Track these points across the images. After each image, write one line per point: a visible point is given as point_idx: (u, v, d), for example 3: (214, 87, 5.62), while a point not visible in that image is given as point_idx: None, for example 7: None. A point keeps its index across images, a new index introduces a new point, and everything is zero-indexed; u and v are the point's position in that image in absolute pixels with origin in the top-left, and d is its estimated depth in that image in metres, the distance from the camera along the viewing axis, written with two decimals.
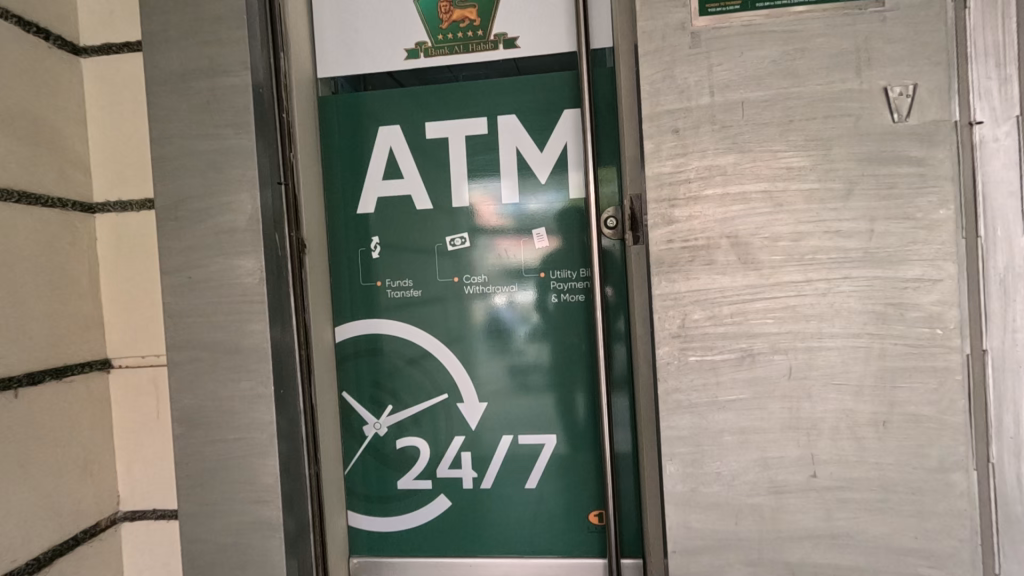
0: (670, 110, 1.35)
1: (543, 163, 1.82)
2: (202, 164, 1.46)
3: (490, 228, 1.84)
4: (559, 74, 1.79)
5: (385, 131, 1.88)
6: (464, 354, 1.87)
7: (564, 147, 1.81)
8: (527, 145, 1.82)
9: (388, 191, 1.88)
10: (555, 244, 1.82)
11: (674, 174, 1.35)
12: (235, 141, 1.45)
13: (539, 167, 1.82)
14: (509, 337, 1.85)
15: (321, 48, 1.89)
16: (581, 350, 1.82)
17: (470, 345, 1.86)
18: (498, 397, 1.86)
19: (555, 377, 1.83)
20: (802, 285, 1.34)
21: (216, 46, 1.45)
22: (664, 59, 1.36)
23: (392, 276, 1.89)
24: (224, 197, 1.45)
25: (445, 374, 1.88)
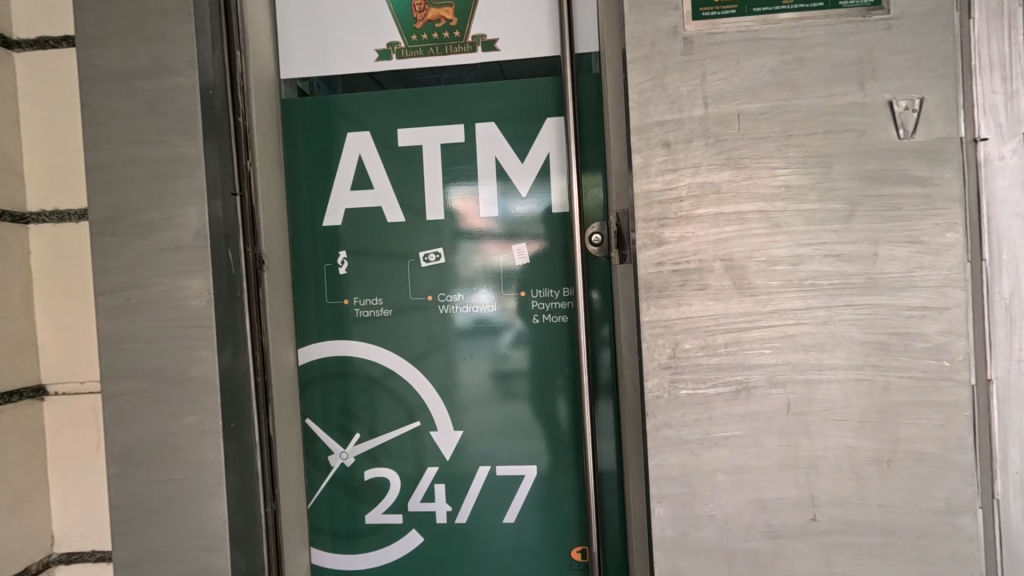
0: (660, 121, 1.24)
1: (524, 174, 1.70)
2: (143, 173, 1.31)
3: (466, 243, 1.72)
4: (542, 79, 1.67)
5: (354, 138, 1.74)
6: (438, 378, 1.74)
7: (547, 157, 1.69)
8: (506, 155, 1.70)
9: (357, 202, 1.75)
10: (536, 261, 1.70)
11: (664, 192, 1.24)
12: (181, 148, 1.30)
13: (520, 178, 1.70)
14: (486, 360, 1.72)
15: (285, 47, 1.75)
16: (564, 374, 1.70)
17: (444, 368, 1.74)
18: (475, 424, 1.73)
19: (536, 403, 1.71)
20: (801, 313, 1.24)
21: (159, 42, 1.30)
22: (654, 66, 1.25)
23: (362, 293, 1.76)
24: (169, 210, 1.30)
25: (418, 400, 1.74)
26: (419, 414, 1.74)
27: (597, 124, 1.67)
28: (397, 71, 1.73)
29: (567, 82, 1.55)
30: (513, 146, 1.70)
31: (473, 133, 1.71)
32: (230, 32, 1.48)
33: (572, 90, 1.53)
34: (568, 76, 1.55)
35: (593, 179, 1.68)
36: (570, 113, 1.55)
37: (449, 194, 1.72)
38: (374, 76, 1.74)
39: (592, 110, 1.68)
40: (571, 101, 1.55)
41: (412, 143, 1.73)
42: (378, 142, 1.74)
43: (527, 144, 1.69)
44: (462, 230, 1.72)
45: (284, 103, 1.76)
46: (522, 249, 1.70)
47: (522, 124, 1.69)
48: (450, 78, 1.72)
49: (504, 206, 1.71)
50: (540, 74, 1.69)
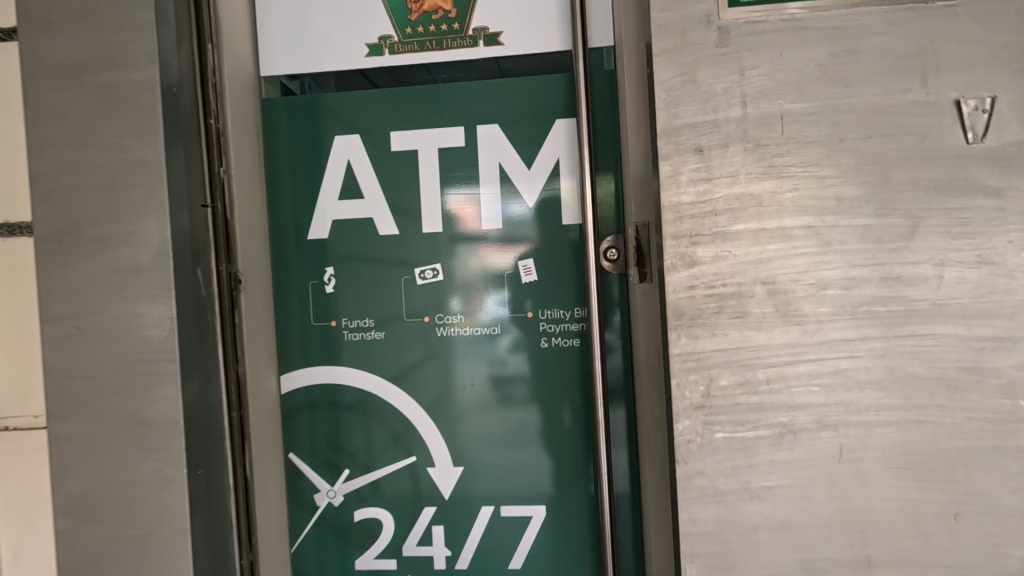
0: (692, 124, 1.08)
1: (531, 181, 1.53)
2: (97, 184, 1.14)
3: (467, 258, 1.55)
4: (550, 77, 1.51)
5: (342, 142, 1.57)
6: (436, 408, 1.57)
7: (557, 163, 1.52)
8: (511, 161, 1.53)
9: (346, 213, 1.57)
10: (544, 278, 1.53)
11: (696, 205, 1.08)
12: (139, 154, 1.13)
13: (526, 186, 1.53)
14: (489, 387, 1.55)
15: (267, 42, 1.58)
16: (575, 403, 1.53)
17: (443, 397, 1.56)
18: (477, 458, 1.56)
19: (545, 435, 1.54)
20: (855, 345, 1.07)
21: (114, 33, 1.13)
22: (684, 60, 1.08)
23: (351, 314, 1.58)
24: (125, 226, 1.14)
25: (414, 432, 1.57)
26: (417, 448, 1.57)
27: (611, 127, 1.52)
28: (390, 68, 1.56)
29: (579, 80, 1.39)
30: (519, 150, 1.53)
31: (474, 136, 1.54)
32: (201, 23, 1.32)
33: (585, 89, 1.37)
34: (580, 73, 1.39)
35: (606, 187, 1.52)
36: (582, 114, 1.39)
37: (447, 204, 1.55)
38: (364, 74, 1.57)
39: (606, 111, 1.52)
40: (584, 101, 1.39)
41: (407, 147, 1.56)
42: (369, 146, 1.57)
43: (534, 148, 1.53)
44: (462, 243, 1.55)
45: (263, 103, 1.59)
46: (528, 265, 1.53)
47: (529, 126, 1.52)
48: (448, 75, 1.55)
49: (509, 218, 1.54)
50: (548, 70, 1.52)
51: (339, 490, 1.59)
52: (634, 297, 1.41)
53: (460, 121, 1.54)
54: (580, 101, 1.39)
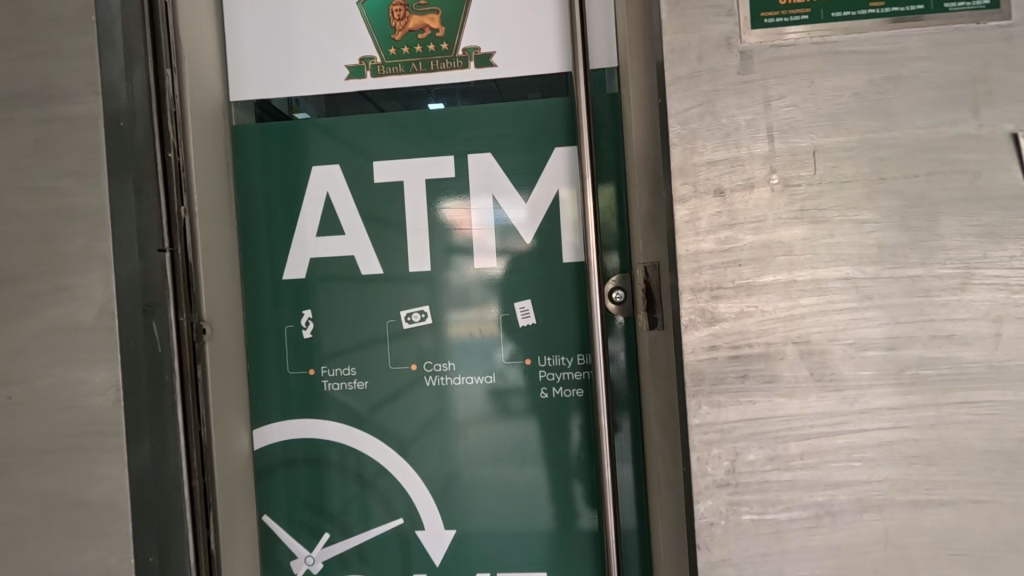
0: (712, 162, 0.95)
1: (528, 215, 1.39)
2: (40, 249, 1.09)
3: (458, 300, 1.41)
4: (548, 101, 1.38)
5: (320, 173, 1.43)
6: (428, 464, 1.42)
7: (557, 195, 1.38)
8: (505, 193, 1.39)
9: (325, 250, 1.43)
10: (545, 321, 1.38)
11: (718, 254, 0.95)
12: (84, 219, 1.09)
13: (522, 221, 1.39)
14: (485, 440, 1.40)
15: (238, 64, 1.44)
16: (580, 459, 1.38)
17: (436, 452, 1.42)
18: (472, 519, 1.41)
19: (547, 495, 1.39)
20: (902, 413, 0.93)
21: (58, 97, 1.10)
22: (702, 88, 0.95)
23: (332, 362, 1.43)
24: (68, 293, 1.09)
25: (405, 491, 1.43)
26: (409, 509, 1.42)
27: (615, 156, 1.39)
28: (372, 91, 1.42)
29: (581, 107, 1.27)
30: (515, 181, 1.39)
31: (465, 166, 1.40)
32: (156, 42, 1.17)
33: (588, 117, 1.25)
34: (581, 100, 1.27)
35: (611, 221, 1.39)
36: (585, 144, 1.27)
37: (435, 241, 1.41)
38: (344, 97, 1.43)
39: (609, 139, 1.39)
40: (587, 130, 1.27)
41: (392, 179, 1.42)
42: (351, 177, 1.43)
43: (531, 179, 1.39)
44: (454, 283, 1.41)
45: (234, 130, 1.45)
46: (526, 307, 1.39)
47: (526, 155, 1.39)
48: (438, 97, 1.41)
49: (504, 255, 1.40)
50: (544, 93, 1.38)
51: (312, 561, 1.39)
52: (642, 346, 1.28)
53: (449, 149, 1.40)
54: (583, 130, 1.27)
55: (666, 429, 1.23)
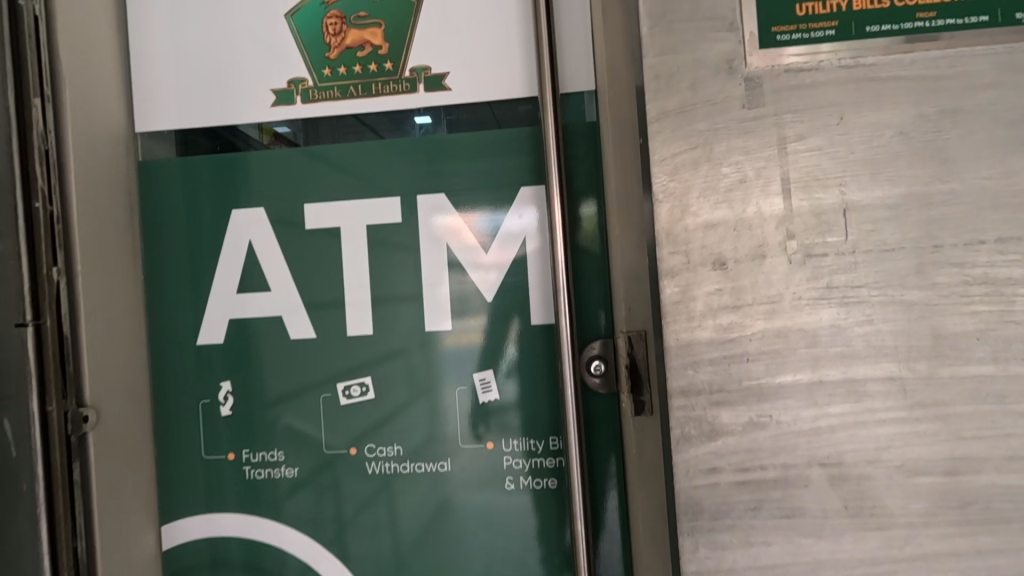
0: (710, 224, 0.72)
1: (487, 268, 1.15)
2: None
3: (407, 371, 1.17)
4: (512, 132, 1.15)
5: (243, 218, 1.21)
6: (418, 511, 1.17)
7: (523, 243, 1.14)
8: (460, 241, 1.16)
9: (248, 310, 1.20)
10: (511, 395, 1.15)
11: (719, 345, 0.72)
12: None
13: (481, 275, 1.15)
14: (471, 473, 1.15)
15: (142, 89, 1.21)
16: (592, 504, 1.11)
17: (429, 499, 1.16)
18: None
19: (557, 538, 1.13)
20: (968, 562, 0.69)
21: None
22: (696, 127, 0.72)
23: (256, 445, 1.20)
24: None
25: (394, 535, 1.17)
26: (401, 562, 1.17)
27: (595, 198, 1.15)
28: (303, 120, 1.20)
29: (549, 141, 1.03)
30: (473, 228, 1.16)
31: (413, 210, 1.17)
32: (19, 81, 1.04)
33: (558, 155, 1.02)
34: (550, 132, 1.03)
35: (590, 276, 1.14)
36: (556, 187, 1.03)
37: (378, 299, 1.18)
38: (270, 127, 1.20)
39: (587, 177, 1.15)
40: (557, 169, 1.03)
41: (328, 224, 1.19)
42: (278, 223, 1.20)
43: (492, 226, 1.15)
44: (427, 321, 1.17)
45: (145, 164, 1.22)
46: (486, 378, 1.15)
47: (486, 195, 1.15)
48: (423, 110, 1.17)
49: (461, 316, 1.16)
50: (507, 121, 1.15)
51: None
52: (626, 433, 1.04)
53: (394, 190, 1.17)
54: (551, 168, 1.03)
55: (655, 539, 1.00)
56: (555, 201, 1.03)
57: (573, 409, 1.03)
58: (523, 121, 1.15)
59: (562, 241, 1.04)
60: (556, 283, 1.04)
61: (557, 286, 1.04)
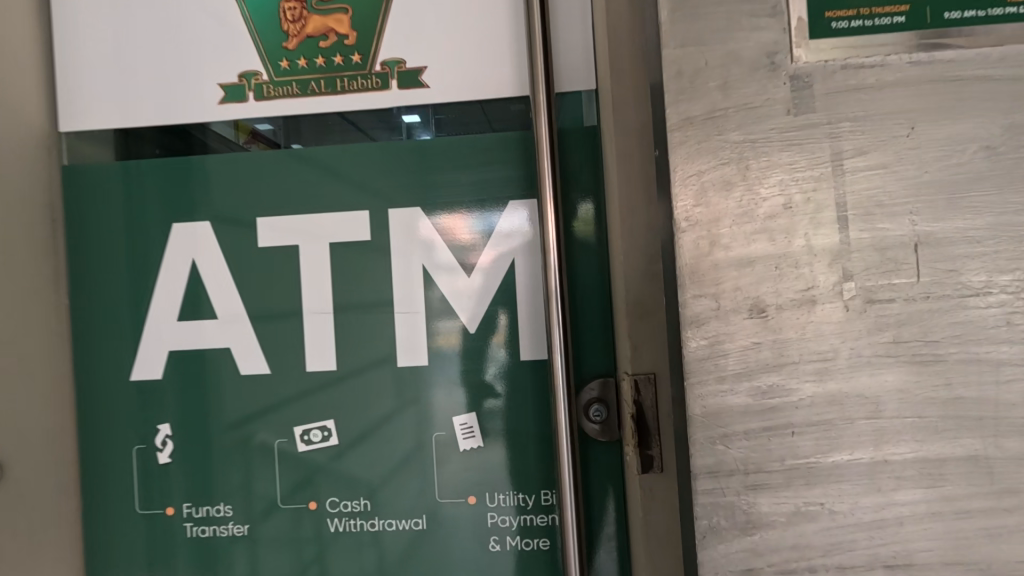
0: (745, 261, 0.57)
1: (469, 293, 1.00)
2: None
3: (375, 413, 1.01)
4: (500, 137, 0.99)
5: (184, 234, 1.04)
6: (401, 521, 1.01)
7: (511, 266, 0.99)
8: (437, 262, 1.00)
9: (190, 340, 1.03)
10: (496, 441, 0.99)
11: (756, 414, 0.58)
12: None
13: (462, 300, 1.00)
14: (459, 474, 1.00)
15: (64, 83, 1.05)
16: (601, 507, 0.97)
17: (415, 505, 1.00)
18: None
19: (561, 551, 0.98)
20: None
21: None
22: (727, 138, 0.57)
23: (200, 498, 1.03)
24: None
25: (379, 555, 1.01)
26: None
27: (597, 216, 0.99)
28: (257, 120, 1.03)
29: (541, 151, 0.88)
30: (452, 247, 1.00)
31: (384, 226, 1.01)
32: None
33: (552, 168, 0.87)
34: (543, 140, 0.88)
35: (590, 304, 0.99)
36: (549, 205, 0.88)
37: (343, 329, 1.02)
38: (219, 128, 1.04)
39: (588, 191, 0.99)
40: (551, 184, 0.88)
41: (284, 241, 1.02)
42: (226, 239, 1.03)
43: (476, 245, 1.00)
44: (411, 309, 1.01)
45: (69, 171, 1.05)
46: (467, 422, 1.00)
47: (467, 210, 1.00)
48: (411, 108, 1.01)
49: (438, 349, 1.00)
50: (494, 124, 0.99)
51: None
52: (631, 489, 0.88)
53: (362, 204, 1.01)
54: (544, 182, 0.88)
55: None
56: (547, 221, 0.88)
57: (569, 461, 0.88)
58: (512, 124, 0.99)
59: (557, 268, 0.89)
60: (549, 316, 0.89)
61: (550, 321, 0.89)
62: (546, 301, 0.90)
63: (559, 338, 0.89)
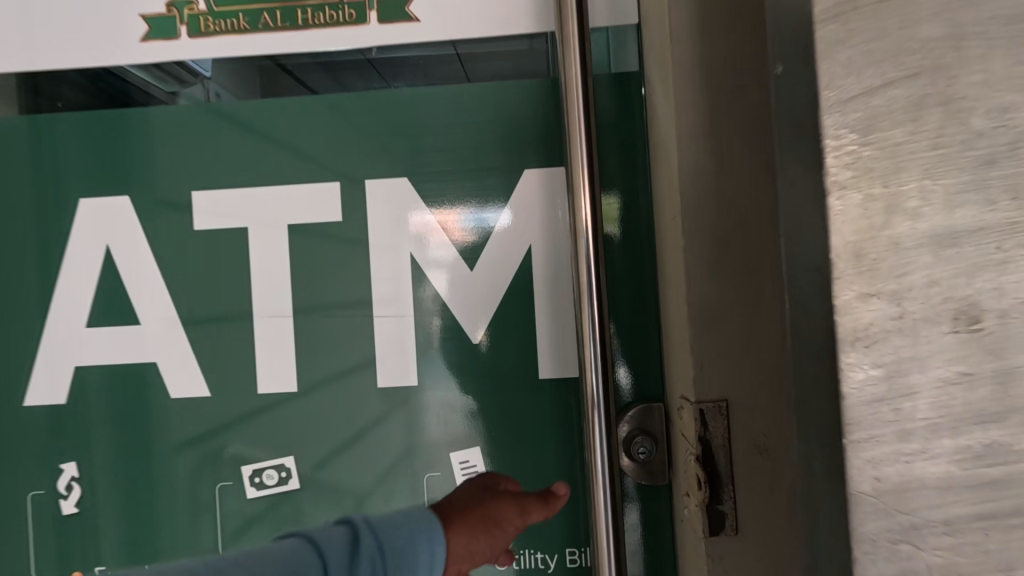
0: (949, 237, 0.34)
1: (468, 293, 0.76)
2: None
3: (346, 440, 0.78)
4: (512, 89, 0.76)
5: (93, 214, 0.80)
6: None
7: (527, 254, 0.76)
8: (429, 250, 0.77)
9: (103, 353, 0.80)
10: None
11: (969, 499, 0.34)
12: None
13: (463, 301, 0.76)
14: None
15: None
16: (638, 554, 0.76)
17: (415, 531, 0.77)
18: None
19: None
20: None
21: None
22: (921, 32, 0.34)
23: (119, 561, 0.80)
24: None
25: None
26: None
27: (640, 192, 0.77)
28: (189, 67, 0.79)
29: (571, 100, 0.65)
30: (449, 232, 0.77)
31: (362, 205, 0.78)
32: None
33: (587, 123, 0.64)
34: (573, 86, 0.65)
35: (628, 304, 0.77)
36: (583, 172, 0.65)
37: (304, 338, 0.78)
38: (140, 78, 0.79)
39: (628, 160, 0.77)
40: (586, 145, 0.66)
41: (230, 223, 0.79)
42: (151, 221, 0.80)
43: (481, 231, 0.76)
44: (393, 313, 0.77)
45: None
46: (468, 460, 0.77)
47: (465, 184, 0.77)
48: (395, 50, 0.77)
49: (429, 365, 0.77)
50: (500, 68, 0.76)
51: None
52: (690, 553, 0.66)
53: (334, 175, 0.78)
54: (575, 143, 0.65)
55: None
56: (579, 195, 0.66)
57: (608, 516, 0.65)
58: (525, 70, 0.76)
59: (594, 258, 0.66)
60: (580, 323, 0.66)
61: (581, 329, 0.66)
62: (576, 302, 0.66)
63: (597, 352, 0.65)
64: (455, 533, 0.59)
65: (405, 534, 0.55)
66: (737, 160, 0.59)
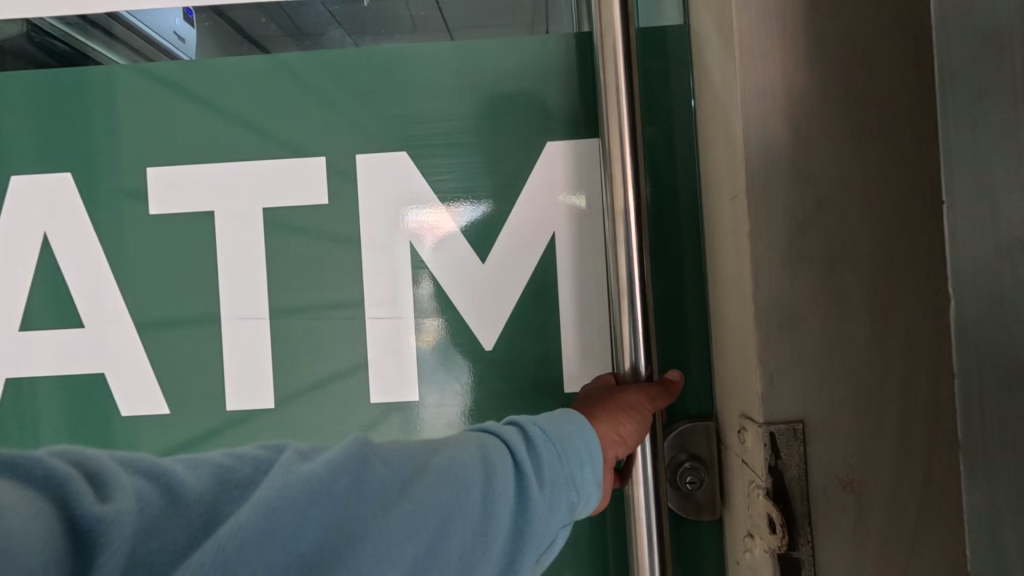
0: None
1: (478, 289, 0.64)
2: None
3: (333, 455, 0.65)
4: (529, 45, 0.64)
5: (30, 194, 0.68)
6: None
7: (549, 241, 0.63)
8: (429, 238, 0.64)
9: (43, 363, 0.67)
10: None
11: None
12: None
13: (471, 299, 0.64)
14: None
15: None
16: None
17: None
18: None
19: None
20: None
21: None
22: None
23: None
24: None
25: None
26: None
27: (684, 169, 0.65)
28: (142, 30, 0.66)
29: (607, 52, 0.53)
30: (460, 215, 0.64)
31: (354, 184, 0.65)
32: None
33: (629, 78, 0.53)
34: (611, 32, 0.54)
35: (669, 303, 0.65)
36: (623, 140, 0.53)
37: (280, 345, 0.65)
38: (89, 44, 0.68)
39: (670, 132, 0.65)
40: (626, 107, 0.54)
41: (197, 207, 0.66)
42: (96, 202, 0.67)
43: (492, 216, 0.64)
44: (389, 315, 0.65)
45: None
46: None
47: (475, 159, 0.64)
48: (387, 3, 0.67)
49: (433, 376, 0.64)
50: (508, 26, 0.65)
51: (264, 525, 0.32)
52: None
53: (319, 149, 0.65)
54: (612, 103, 0.54)
55: None
56: (617, 168, 0.54)
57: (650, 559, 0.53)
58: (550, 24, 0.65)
59: (637, 245, 0.53)
60: (619, 328, 0.54)
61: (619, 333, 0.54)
62: (612, 300, 0.54)
63: (642, 362, 0.53)
64: (600, 427, 0.47)
65: (568, 419, 0.44)
66: (817, 120, 0.48)
